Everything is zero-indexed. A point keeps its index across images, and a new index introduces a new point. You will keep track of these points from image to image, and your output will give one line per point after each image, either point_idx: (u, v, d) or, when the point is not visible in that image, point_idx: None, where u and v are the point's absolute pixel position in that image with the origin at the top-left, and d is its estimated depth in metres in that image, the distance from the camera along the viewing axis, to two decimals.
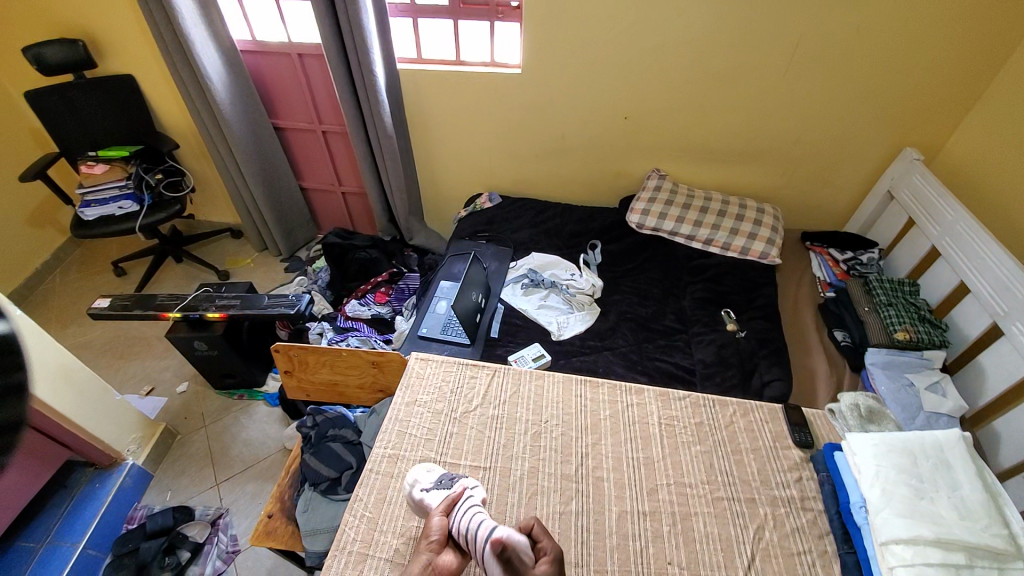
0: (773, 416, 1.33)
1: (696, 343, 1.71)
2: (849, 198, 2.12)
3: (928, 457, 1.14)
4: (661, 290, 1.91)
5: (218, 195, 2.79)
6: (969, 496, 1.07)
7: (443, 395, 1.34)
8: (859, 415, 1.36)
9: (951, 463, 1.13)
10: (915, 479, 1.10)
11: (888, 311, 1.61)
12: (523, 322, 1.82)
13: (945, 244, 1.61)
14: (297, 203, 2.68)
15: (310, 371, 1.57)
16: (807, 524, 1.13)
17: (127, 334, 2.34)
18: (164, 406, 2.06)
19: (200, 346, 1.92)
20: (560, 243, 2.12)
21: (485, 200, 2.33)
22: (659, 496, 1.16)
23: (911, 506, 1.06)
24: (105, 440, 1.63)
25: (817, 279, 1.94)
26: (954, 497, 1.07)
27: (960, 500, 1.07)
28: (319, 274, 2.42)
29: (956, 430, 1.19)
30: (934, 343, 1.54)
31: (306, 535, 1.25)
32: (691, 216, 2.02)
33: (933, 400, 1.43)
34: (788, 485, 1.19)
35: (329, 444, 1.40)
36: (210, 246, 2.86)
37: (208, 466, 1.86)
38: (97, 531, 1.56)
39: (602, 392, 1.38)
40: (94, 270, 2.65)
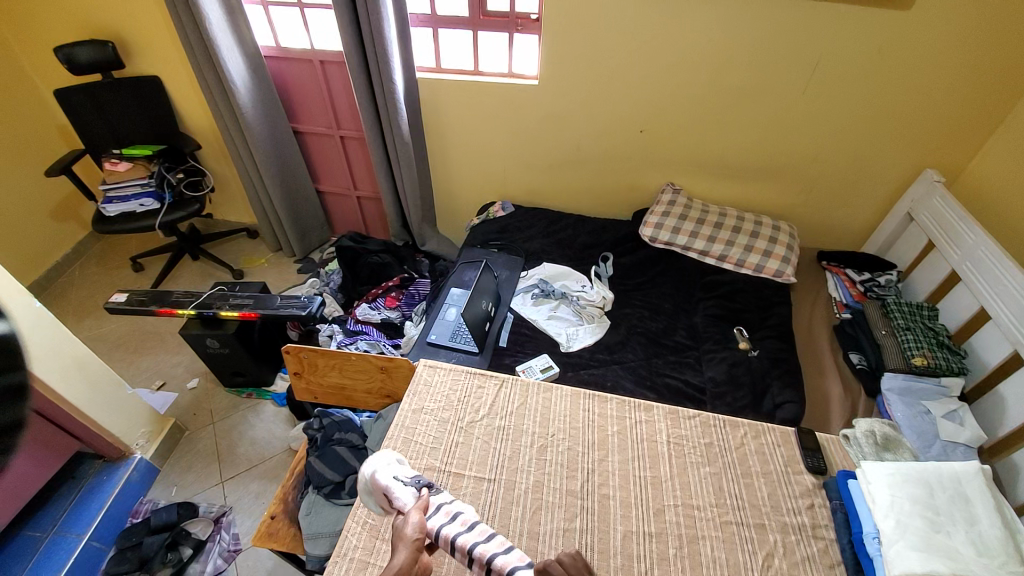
0: (785, 439, 1.31)
1: (707, 360, 1.69)
2: (867, 218, 2.08)
3: (945, 489, 1.10)
4: (672, 305, 1.89)
5: (236, 196, 2.84)
6: (987, 532, 1.04)
7: (450, 404, 1.34)
8: (875, 442, 1.32)
9: (969, 496, 1.09)
10: (931, 511, 1.07)
11: (905, 335, 1.58)
12: (531, 332, 1.82)
13: (965, 268, 1.57)
14: (313, 206, 2.72)
15: (319, 373, 1.58)
16: (818, 553, 1.09)
17: (142, 329, 2.38)
18: (174, 402, 2.08)
19: (211, 343, 1.94)
20: (572, 254, 2.12)
21: (498, 209, 2.34)
22: (666, 517, 1.14)
23: (926, 540, 1.02)
24: (115, 433, 1.65)
25: (832, 300, 1.90)
26: (971, 532, 1.04)
27: (977, 536, 1.03)
28: (331, 276, 2.44)
29: (974, 462, 1.15)
30: (953, 370, 1.50)
31: (308, 539, 1.25)
32: (704, 231, 2.01)
33: (950, 430, 1.39)
34: (799, 511, 1.16)
35: (335, 448, 1.40)
36: (226, 245, 2.91)
37: (214, 463, 1.87)
38: (102, 523, 1.57)
39: (610, 407, 1.36)
40: (113, 265, 2.71)
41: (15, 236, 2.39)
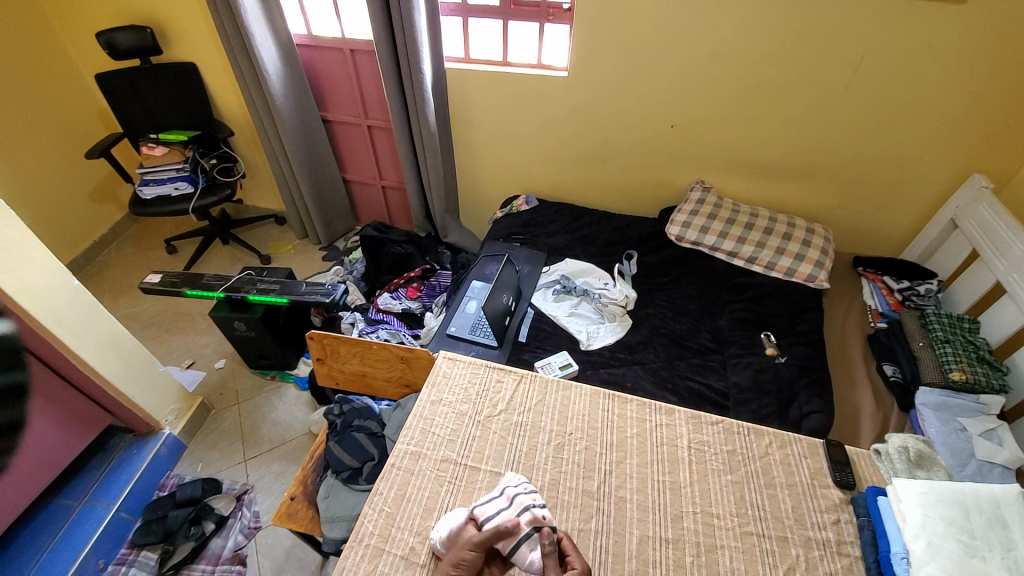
0: (812, 450, 1.26)
1: (731, 365, 1.64)
2: (908, 222, 1.97)
3: (983, 512, 1.04)
4: (697, 307, 1.85)
5: (265, 182, 2.90)
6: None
7: (468, 397, 1.34)
8: (908, 458, 1.24)
9: (1007, 520, 1.03)
10: (966, 535, 1.01)
11: (944, 348, 1.51)
12: (551, 328, 1.80)
13: (1012, 280, 1.48)
14: (339, 194, 2.75)
15: (340, 360, 1.60)
16: (842, 571, 1.05)
17: (174, 309, 2.48)
18: (203, 380, 2.16)
19: (239, 326, 2.00)
20: (595, 250, 2.09)
21: (522, 202, 2.32)
22: (683, 524, 1.11)
23: (961, 564, 0.97)
24: (146, 407, 1.72)
25: (868, 308, 1.82)
26: (1009, 558, 0.97)
27: (1018, 564, 0.96)
28: (355, 265, 2.49)
29: (1013, 484, 1.08)
30: (992, 387, 1.43)
31: (324, 521, 1.27)
32: (734, 232, 1.94)
33: (986, 449, 1.31)
34: (825, 526, 1.12)
35: (353, 433, 1.43)
36: (256, 230, 2.98)
37: (237, 441, 1.94)
38: (129, 496, 1.65)
39: (629, 408, 1.34)
40: (149, 247, 2.81)
41: (58, 215, 2.51)
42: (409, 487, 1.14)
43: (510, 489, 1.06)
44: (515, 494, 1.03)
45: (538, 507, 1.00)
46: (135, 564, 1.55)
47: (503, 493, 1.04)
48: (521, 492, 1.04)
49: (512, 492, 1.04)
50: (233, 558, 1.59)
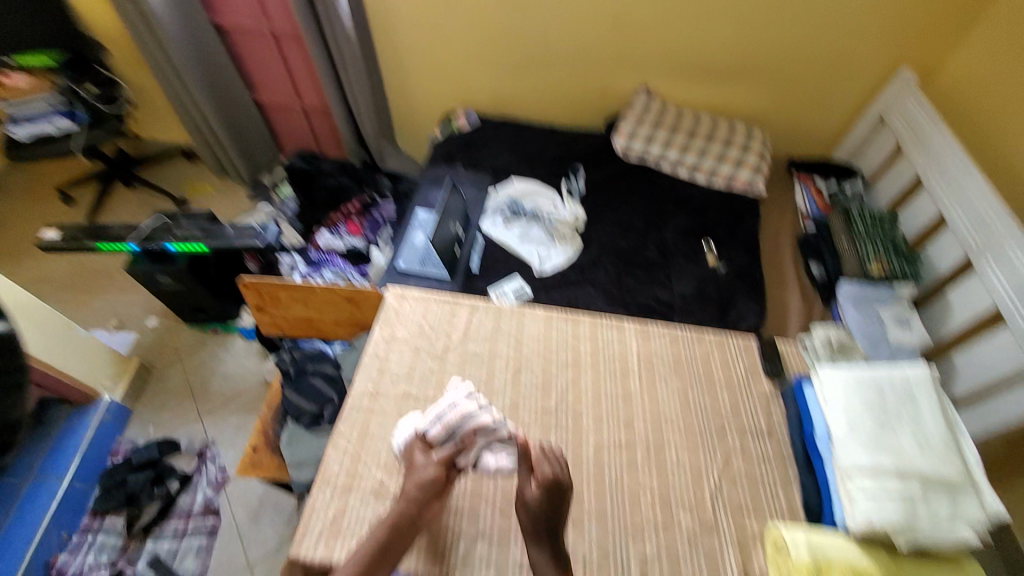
0: (748, 349, 1.37)
1: (677, 276, 1.70)
2: (838, 122, 2.02)
3: (895, 391, 1.13)
4: (645, 222, 1.85)
5: (162, 112, 2.49)
6: (931, 428, 1.08)
7: (422, 332, 1.32)
8: (829, 348, 1.43)
9: (916, 396, 1.13)
10: (881, 412, 1.10)
11: (865, 243, 1.63)
12: (502, 255, 1.77)
13: (928, 173, 1.58)
14: (253, 121, 2.42)
15: (281, 307, 1.52)
16: (771, 452, 1.20)
17: (84, 266, 2.20)
18: (136, 342, 1.99)
19: (163, 280, 1.82)
20: (542, 169, 2.01)
21: (462, 119, 2.13)
22: (634, 428, 1.21)
23: (875, 438, 1.06)
24: (76, 376, 1.59)
25: (798, 211, 1.90)
26: (916, 429, 1.07)
27: (922, 432, 1.07)
28: (286, 203, 2.23)
29: (925, 365, 1.18)
30: (905, 276, 1.58)
31: (291, 466, 1.29)
32: (678, 140, 1.93)
33: (898, 333, 1.50)
34: (757, 414, 1.26)
35: (309, 379, 1.39)
36: (164, 169, 2.60)
37: (188, 399, 1.86)
38: (81, 466, 1.57)
39: (582, 327, 1.38)
40: (35, 198, 2.41)
41: None
42: (371, 426, 1.15)
43: (461, 405, 1.07)
44: (469, 413, 1.05)
45: (501, 427, 1.05)
46: (102, 530, 1.53)
47: (455, 412, 1.05)
48: (476, 412, 1.06)
49: (467, 412, 1.05)
50: (206, 511, 1.60)
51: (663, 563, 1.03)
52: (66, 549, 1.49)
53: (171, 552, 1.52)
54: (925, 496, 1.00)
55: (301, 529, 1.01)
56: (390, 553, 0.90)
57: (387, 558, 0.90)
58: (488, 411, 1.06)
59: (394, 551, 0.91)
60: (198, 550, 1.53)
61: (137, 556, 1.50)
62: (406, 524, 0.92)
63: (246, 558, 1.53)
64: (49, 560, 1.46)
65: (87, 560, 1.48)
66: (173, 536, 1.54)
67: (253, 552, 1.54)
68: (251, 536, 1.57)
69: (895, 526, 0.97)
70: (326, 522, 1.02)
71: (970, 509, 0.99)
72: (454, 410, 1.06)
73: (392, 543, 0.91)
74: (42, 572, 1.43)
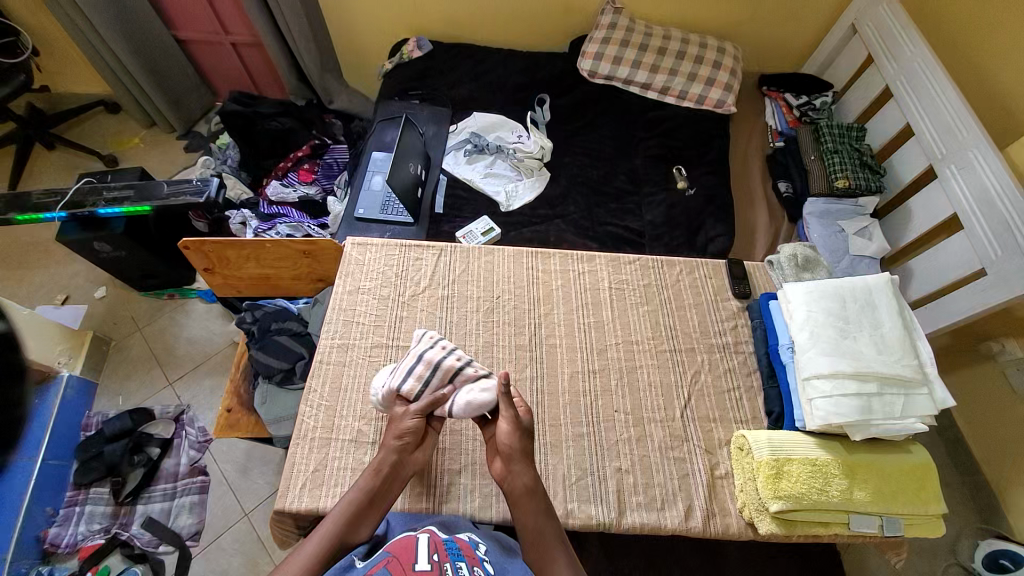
0: (716, 271, 1.39)
1: (647, 204, 1.67)
2: (811, 31, 1.91)
3: (857, 300, 1.17)
4: (613, 149, 1.79)
5: (67, 55, 2.17)
6: (887, 332, 1.13)
7: (388, 280, 1.27)
8: (797, 264, 1.38)
9: (876, 303, 1.17)
10: (842, 321, 1.14)
11: (832, 158, 1.61)
12: (468, 193, 1.68)
13: (899, 84, 1.54)
14: (176, 61, 2.14)
15: (234, 267, 1.42)
16: (738, 365, 1.25)
17: (13, 239, 2.00)
18: (87, 314, 1.87)
19: (102, 247, 1.66)
20: (504, 99, 1.87)
21: (413, 47, 1.92)
22: (608, 354, 1.23)
23: (836, 345, 1.11)
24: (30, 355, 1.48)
25: (768, 128, 1.85)
26: (874, 334, 1.13)
27: (879, 337, 1.12)
28: (226, 152, 2.07)
29: (886, 273, 1.21)
30: (870, 189, 1.58)
31: (270, 423, 1.26)
32: (647, 59, 1.81)
33: (859, 244, 1.53)
34: (724, 332, 1.29)
35: (274, 337, 1.34)
36: (84, 125, 2.31)
37: (154, 367, 1.79)
38: (52, 442, 1.50)
39: (553, 262, 1.36)
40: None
41: None
42: (343, 378, 1.13)
43: (427, 354, 1.01)
44: (437, 360, 1.00)
45: (468, 366, 1.01)
46: (89, 501, 1.50)
47: (422, 363, 0.99)
48: (441, 355, 1.01)
49: (432, 359, 1.00)
50: (192, 472, 1.58)
51: (636, 474, 1.08)
52: (54, 523, 1.45)
53: (164, 512, 1.51)
54: (881, 394, 1.06)
55: (284, 483, 1.01)
56: (378, 504, 0.89)
57: (377, 508, 0.89)
58: (454, 353, 1.02)
59: (380, 501, 0.89)
60: (191, 507, 1.53)
61: (130, 519, 1.49)
62: (389, 474, 0.91)
63: (241, 510, 1.55)
64: (39, 536, 1.42)
65: (79, 531, 1.46)
66: (164, 498, 1.53)
67: (248, 504, 1.56)
68: (243, 490, 1.58)
69: (850, 423, 1.04)
70: (309, 474, 1.02)
71: (920, 404, 1.06)
72: (421, 361, 1.00)
73: (378, 494, 0.89)
74: (34, 547, 1.40)
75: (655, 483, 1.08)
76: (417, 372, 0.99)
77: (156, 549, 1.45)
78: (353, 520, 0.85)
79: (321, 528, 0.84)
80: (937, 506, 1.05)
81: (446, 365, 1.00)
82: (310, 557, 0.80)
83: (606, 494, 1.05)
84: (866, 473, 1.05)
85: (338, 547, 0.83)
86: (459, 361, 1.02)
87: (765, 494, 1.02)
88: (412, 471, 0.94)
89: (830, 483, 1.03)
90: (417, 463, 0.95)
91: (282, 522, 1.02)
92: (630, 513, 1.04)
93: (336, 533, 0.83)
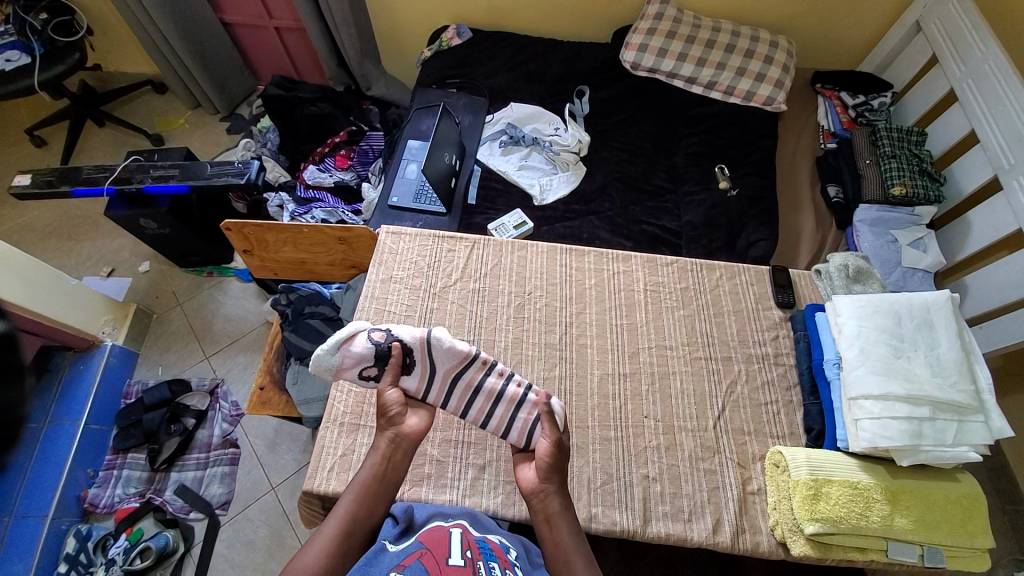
0: (758, 278, 1.34)
1: (686, 203, 1.61)
2: (874, 27, 1.80)
3: (913, 317, 1.10)
4: (654, 145, 1.73)
5: (121, 36, 2.26)
6: (944, 354, 1.06)
7: (420, 271, 1.28)
8: (847, 275, 1.30)
9: (934, 322, 1.10)
10: (895, 339, 1.08)
11: (889, 163, 1.51)
12: (502, 186, 1.66)
13: (964, 88, 1.43)
14: (221, 44, 2.19)
15: (272, 250, 1.45)
16: (777, 377, 1.20)
17: (68, 212, 2.11)
18: (132, 287, 1.96)
19: (147, 224, 1.74)
20: (543, 90, 1.84)
21: (452, 34, 1.91)
22: (639, 358, 1.20)
23: (887, 365, 1.05)
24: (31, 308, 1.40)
25: (820, 128, 1.75)
26: (930, 355, 1.06)
27: (936, 359, 1.06)
28: (267, 135, 2.11)
29: (946, 290, 1.13)
30: (929, 198, 1.48)
31: (300, 404, 1.29)
32: (694, 52, 1.73)
33: (913, 256, 1.44)
34: (764, 342, 1.24)
35: (308, 321, 1.37)
36: (133, 104, 2.40)
37: (193, 341, 1.86)
38: (95, 408, 1.59)
39: (587, 260, 1.34)
40: (9, 141, 2.27)
41: None
42: None
43: (465, 374, 1.00)
44: (503, 390, 1.00)
45: (529, 392, 1.00)
46: (126, 465, 1.58)
47: (462, 383, 1.00)
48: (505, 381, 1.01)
49: (476, 378, 1.01)
50: (224, 443, 1.64)
51: (663, 483, 1.06)
52: (94, 484, 1.53)
53: (196, 480, 1.58)
54: (933, 420, 1.00)
55: (312, 465, 1.03)
56: (388, 480, 0.86)
57: (389, 483, 0.86)
58: (519, 380, 1.02)
59: (389, 476, 0.86)
60: (222, 477, 1.60)
61: (163, 486, 1.57)
62: (392, 451, 0.87)
63: (269, 483, 1.61)
64: (80, 495, 1.50)
65: (116, 493, 1.54)
66: (197, 467, 1.60)
67: (275, 478, 1.62)
68: (270, 464, 1.64)
69: (897, 447, 0.99)
70: (338, 458, 1.04)
71: (974, 432, 0.99)
72: (459, 383, 1.01)
73: (386, 470, 0.86)
74: (75, 505, 1.48)
75: (683, 493, 1.05)
76: (459, 390, 1.01)
77: (187, 516, 1.52)
78: (366, 498, 0.83)
79: (337, 512, 0.82)
80: (982, 540, 1.00)
81: (528, 399, 0.99)
82: (328, 542, 0.78)
83: (631, 501, 1.03)
84: (909, 500, 1.00)
85: (354, 527, 0.81)
86: (521, 387, 1.01)
87: (800, 514, 0.99)
88: (417, 441, 0.90)
89: (870, 509, 0.98)
90: (414, 434, 0.89)
91: (309, 501, 1.04)
92: (655, 522, 1.02)
93: (351, 513, 0.82)
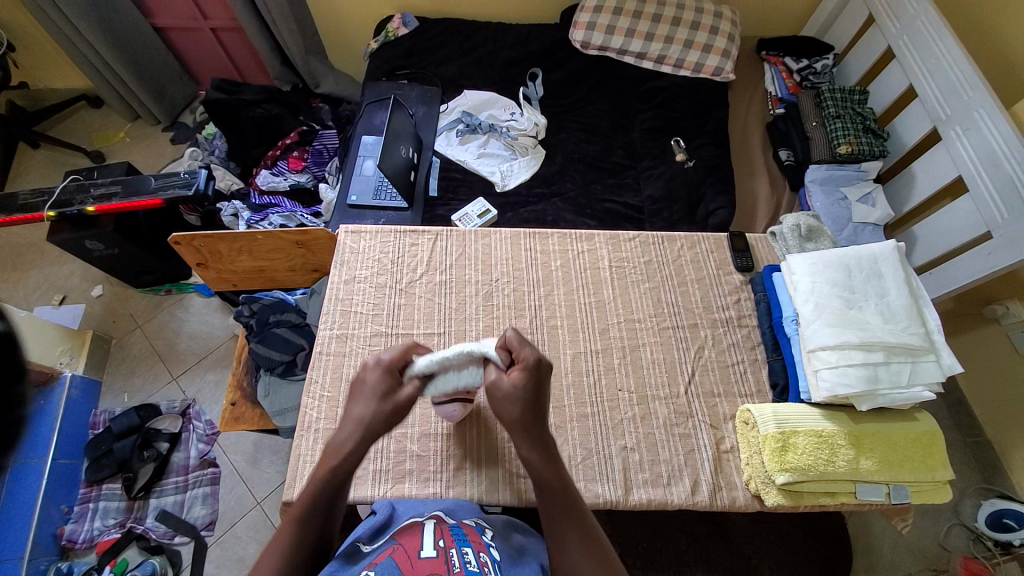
0: (718, 245, 1.37)
1: (645, 178, 1.63)
2: None
3: (862, 269, 1.15)
4: (609, 123, 1.74)
5: (45, 48, 2.10)
6: (894, 301, 1.11)
7: (384, 268, 1.26)
8: (800, 234, 1.34)
9: (882, 272, 1.15)
10: (847, 291, 1.13)
11: (834, 123, 1.57)
12: (462, 175, 1.64)
13: (900, 45, 1.49)
14: (155, 50, 2.07)
15: (228, 260, 1.40)
16: (742, 339, 1.24)
17: (7, 242, 1.97)
18: (86, 313, 1.86)
19: (95, 246, 1.64)
20: (495, 76, 1.81)
21: (398, 24, 1.85)
22: (610, 334, 1.22)
23: (841, 316, 1.09)
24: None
25: (768, 95, 1.79)
26: (880, 303, 1.11)
27: (886, 306, 1.11)
28: (213, 142, 2.02)
29: (891, 240, 1.18)
30: (874, 154, 1.54)
31: (275, 416, 1.26)
32: (642, 27, 1.74)
33: (862, 212, 1.50)
34: (727, 307, 1.28)
35: (274, 330, 1.34)
36: (67, 120, 2.26)
37: (158, 363, 1.78)
38: (61, 442, 1.51)
39: (551, 242, 1.34)
40: None
41: None
42: (344, 367, 1.13)
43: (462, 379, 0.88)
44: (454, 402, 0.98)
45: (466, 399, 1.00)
46: (102, 497, 1.51)
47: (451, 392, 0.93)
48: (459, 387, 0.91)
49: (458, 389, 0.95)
50: (202, 464, 1.59)
51: (641, 452, 1.08)
52: (70, 520, 1.47)
53: (176, 505, 1.53)
54: (888, 363, 1.05)
55: (290, 474, 1.01)
56: (339, 496, 0.80)
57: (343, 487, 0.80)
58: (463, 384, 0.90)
59: (338, 496, 0.79)
60: (204, 498, 1.55)
61: (143, 514, 1.51)
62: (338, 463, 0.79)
63: (253, 499, 1.57)
64: (56, 533, 1.44)
65: (94, 526, 1.48)
66: (176, 491, 1.55)
67: (260, 493, 1.58)
68: (253, 479, 1.60)
69: (855, 393, 1.04)
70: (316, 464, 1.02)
71: (926, 371, 1.05)
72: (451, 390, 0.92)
73: (336, 488, 0.79)
74: (53, 544, 1.42)
75: (661, 459, 1.08)
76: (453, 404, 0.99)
77: (172, 541, 1.48)
78: (309, 520, 0.76)
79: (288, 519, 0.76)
80: (943, 472, 1.06)
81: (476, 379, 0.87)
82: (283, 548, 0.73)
83: (612, 473, 1.05)
84: (872, 442, 1.05)
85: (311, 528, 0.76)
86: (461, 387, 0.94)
87: (771, 466, 1.03)
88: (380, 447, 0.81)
89: (836, 454, 1.03)
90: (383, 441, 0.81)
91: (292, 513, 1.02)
92: (636, 489, 1.04)
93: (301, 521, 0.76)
